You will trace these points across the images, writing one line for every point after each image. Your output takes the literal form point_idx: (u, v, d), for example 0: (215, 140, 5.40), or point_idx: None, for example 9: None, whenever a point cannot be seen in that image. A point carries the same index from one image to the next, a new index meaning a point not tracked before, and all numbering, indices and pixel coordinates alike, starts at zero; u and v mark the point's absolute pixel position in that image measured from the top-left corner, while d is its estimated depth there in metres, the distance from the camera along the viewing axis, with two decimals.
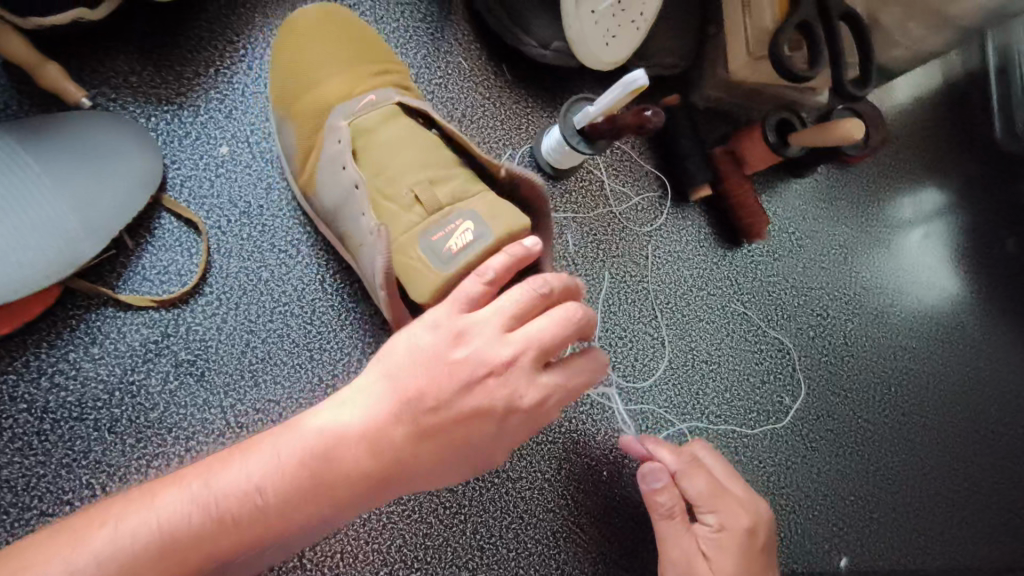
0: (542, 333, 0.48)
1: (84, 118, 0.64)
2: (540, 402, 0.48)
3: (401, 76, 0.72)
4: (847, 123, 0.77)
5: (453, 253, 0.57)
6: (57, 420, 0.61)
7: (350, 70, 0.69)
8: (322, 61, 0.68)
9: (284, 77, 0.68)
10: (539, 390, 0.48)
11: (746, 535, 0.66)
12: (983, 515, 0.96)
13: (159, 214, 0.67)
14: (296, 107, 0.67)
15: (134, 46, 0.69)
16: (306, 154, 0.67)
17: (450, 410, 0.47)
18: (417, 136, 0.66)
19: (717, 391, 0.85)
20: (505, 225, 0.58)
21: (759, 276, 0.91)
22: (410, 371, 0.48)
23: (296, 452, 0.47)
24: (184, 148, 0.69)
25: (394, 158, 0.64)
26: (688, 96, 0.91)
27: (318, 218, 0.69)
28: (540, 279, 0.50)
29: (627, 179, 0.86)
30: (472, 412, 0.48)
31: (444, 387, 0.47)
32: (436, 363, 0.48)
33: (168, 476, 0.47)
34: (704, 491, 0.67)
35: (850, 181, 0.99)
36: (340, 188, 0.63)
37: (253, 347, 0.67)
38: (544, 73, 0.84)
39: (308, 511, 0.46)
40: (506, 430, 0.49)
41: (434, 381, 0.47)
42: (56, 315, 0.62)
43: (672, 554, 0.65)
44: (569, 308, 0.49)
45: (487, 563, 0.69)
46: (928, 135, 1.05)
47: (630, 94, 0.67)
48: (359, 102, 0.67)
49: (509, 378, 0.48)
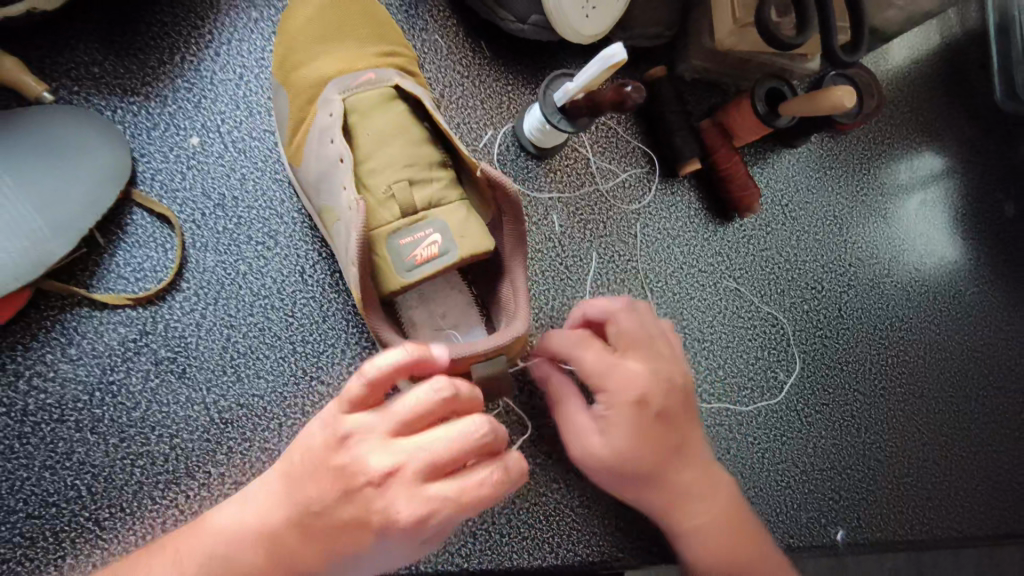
0: (433, 448, 0.43)
1: (47, 115, 0.63)
2: (422, 521, 0.42)
3: (406, 58, 0.69)
4: (840, 90, 0.74)
5: (415, 263, 0.58)
6: (38, 423, 0.60)
7: (350, 49, 0.66)
8: (324, 38, 0.66)
9: (287, 43, 0.67)
10: (421, 507, 0.42)
11: (636, 405, 0.59)
12: (982, 482, 0.95)
13: (131, 210, 0.66)
14: (293, 79, 0.66)
15: (95, 37, 0.67)
16: (296, 123, 0.65)
17: (337, 514, 0.45)
18: (409, 124, 0.64)
19: (710, 369, 0.84)
20: (470, 247, 0.58)
21: (751, 251, 0.89)
22: (303, 469, 0.47)
23: (212, 543, 0.49)
24: (153, 140, 0.67)
25: (380, 146, 0.63)
26: (675, 66, 0.88)
27: (303, 192, 0.67)
28: (463, 425, 0.44)
29: (614, 156, 0.84)
30: (358, 520, 0.44)
31: (326, 487, 0.45)
32: (326, 473, 0.45)
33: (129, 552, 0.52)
34: (594, 360, 0.61)
35: (845, 149, 0.96)
36: (325, 160, 0.61)
37: (234, 342, 0.66)
38: (524, 48, 0.82)
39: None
40: (397, 540, 0.44)
41: (321, 481, 0.45)
42: (31, 316, 0.62)
43: (571, 432, 0.63)
44: (473, 424, 0.44)
45: (480, 549, 0.69)
46: (925, 97, 1.02)
47: (610, 68, 0.64)
48: (357, 78, 0.64)
49: (390, 489, 0.43)
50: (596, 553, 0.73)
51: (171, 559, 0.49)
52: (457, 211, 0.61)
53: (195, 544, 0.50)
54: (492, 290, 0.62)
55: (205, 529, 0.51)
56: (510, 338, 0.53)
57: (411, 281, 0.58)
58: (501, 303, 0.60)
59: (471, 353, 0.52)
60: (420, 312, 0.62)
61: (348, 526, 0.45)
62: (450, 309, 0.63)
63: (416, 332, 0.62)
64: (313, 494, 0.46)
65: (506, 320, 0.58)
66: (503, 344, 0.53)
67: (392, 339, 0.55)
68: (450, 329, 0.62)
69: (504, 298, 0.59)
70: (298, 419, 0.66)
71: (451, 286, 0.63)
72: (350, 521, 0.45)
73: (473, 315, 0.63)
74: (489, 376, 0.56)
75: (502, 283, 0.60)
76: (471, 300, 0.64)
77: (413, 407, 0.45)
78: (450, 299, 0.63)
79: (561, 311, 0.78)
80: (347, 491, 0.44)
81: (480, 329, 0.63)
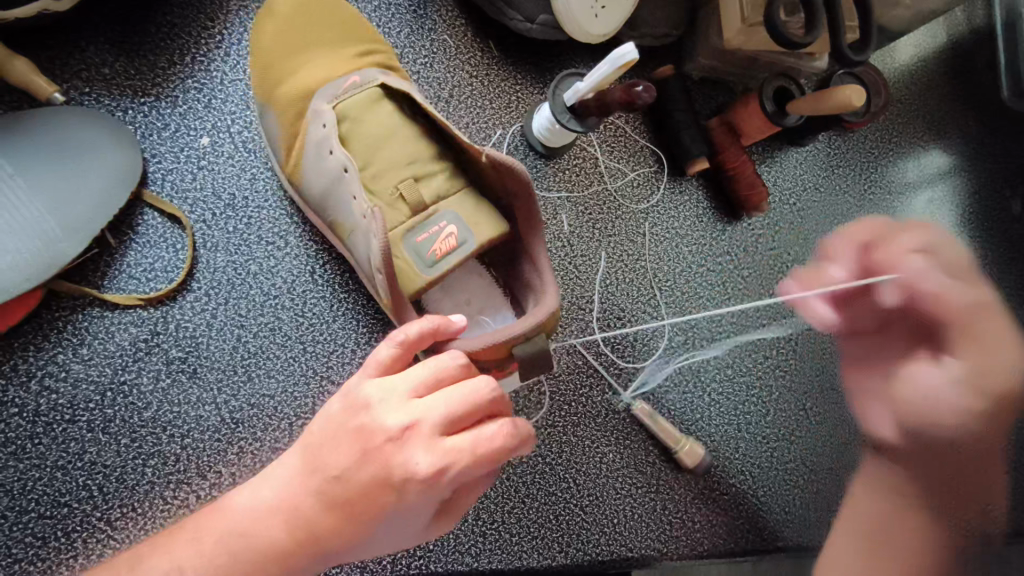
0: (448, 404, 0.45)
1: (57, 115, 0.63)
2: (440, 471, 0.43)
3: (385, 55, 0.69)
4: (848, 89, 0.74)
5: (436, 257, 0.59)
6: (50, 423, 0.60)
7: (330, 56, 0.66)
8: (302, 49, 0.66)
9: (260, 59, 0.66)
10: (439, 459, 0.43)
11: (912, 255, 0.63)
12: None
13: (142, 210, 0.66)
14: (277, 95, 0.65)
15: (106, 37, 0.67)
16: (289, 138, 0.65)
17: (358, 479, 0.45)
18: (401, 123, 0.64)
19: (719, 367, 0.83)
20: (487, 233, 0.59)
21: (760, 249, 0.89)
22: (322, 438, 0.48)
23: (231, 525, 0.48)
24: (164, 140, 0.67)
25: (379, 148, 0.62)
26: (682, 66, 0.88)
27: (306, 206, 0.67)
28: (472, 381, 0.45)
29: (622, 155, 0.84)
30: (378, 481, 0.45)
31: (346, 453, 0.46)
32: (346, 436, 0.46)
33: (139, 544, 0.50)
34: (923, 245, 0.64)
35: (853, 148, 0.96)
36: (329, 173, 0.61)
37: (245, 342, 0.66)
38: (532, 48, 0.82)
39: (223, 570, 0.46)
40: (417, 500, 0.45)
41: (341, 447, 0.46)
42: (43, 317, 0.62)
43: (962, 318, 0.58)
44: (479, 384, 0.45)
45: (490, 548, 0.69)
46: (932, 95, 1.02)
47: (620, 68, 0.64)
48: (341, 85, 0.64)
49: (408, 444, 0.44)
50: (606, 552, 0.73)
51: (190, 539, 0.48)
52: (465, 200, 0.62)
53: (220, 522, 0.48)
54: (514, 270, 0.63)
55: (224, 510, 0.49)
56: (545, 315, 0.55)
57: (435, 277, 0.59)
58: (527, 281, 0.61)
59: (510, 336, 0.53)
60: (447, 302, 0.64)
61: (368, 488, 0.45)
62: (475, 294, 0.64)
63: None
64: (334, 462, 0.46)
65: (536, 298, 0.59)
66: (541, 322, 0.54)
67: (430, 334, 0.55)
68: (481, 314, 0.63)
69: (530, 276, 0.60)
70: (309, 419, 0.66)
71: (471, 273, 0.65)
72: (369, 483, 0.45)
73: (499, 297, 0.65)
74: (531, 358, 0.55)
75: (525, 263, 0.61)
76: (494, 283, 0.65)
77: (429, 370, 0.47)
78: (474, 285, 0.64)
79: (570, 310, 0.78)
80: (366, 451, 0.45)
81: (508, 310, 0.64)
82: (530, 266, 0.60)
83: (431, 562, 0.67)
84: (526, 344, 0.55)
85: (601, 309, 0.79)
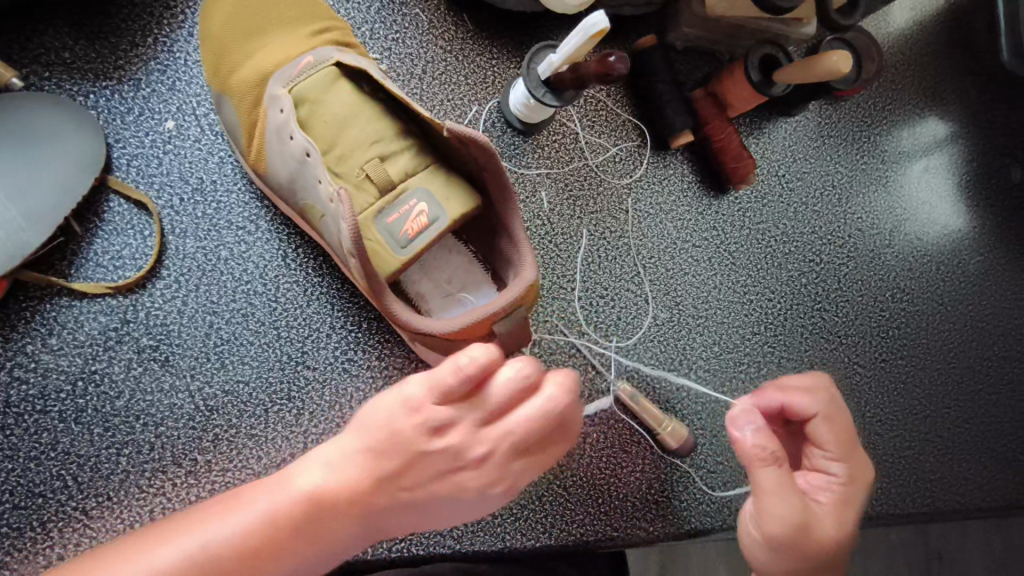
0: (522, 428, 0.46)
1: (17, 102, 0.62)
2: (516, 478, 0.49)
3: (341, 31, 0.67)
4: (835, 56, 0.72)
5: (409, 238, 0.57)
6: (22, 414, 0.60)
7: (286, 37, 0.64)
8: (256, 33, 0.64)
9: (213, 50, 0.64)
10: (516, 477, 0.49)
11: None
12: (983, 453, 0.94)
13: (108, 197, 0.65)
14: (233, 83, 0.63)
15: (64, 19, 0.65)
16: (250, 127, 0.63)
17: (425, 488, 0.48)
18: (361, 102, 0.62)
19: (705, 345, 0.82)
20: (459, 208, 0.58)
21: (747, 225, 0.87)
22: (384, 444, 0.47)
23: (289, 505, 0.47)
24: (128, 125, 0.66)
25: (342, 129, 0.60)
26: (665, 35, 0.85)
27: (273, 193, 0.65)
28: (541, 396, 0.47)
29: (604, 130, 0.82)
30: (447, 491, 0.48)
31: (419, 468, 0.47)
32: (416, 454, 0.47)
33: (192, 513, 0.48)
34: None
35: (844, 116, 0.93)
36: (293, 158, 0.59)
37: (217, 329, 0.65)
38: (508, 19, 0.79)
39: (302, 547, 0.46)
40: (484, 501, 0.50)
41: (411, 462, 0.47)
42: (9, 307, 0.61)
43: None
44: (549, 397, 0.46)
45: (471, 530, 0.68)
46: (928, 59, 0.98)
47: (592, 39, 0.62)
48: (296, 67, 0.62)
49: (483, 468, 0.47)
50: (590, 532, 0.73)
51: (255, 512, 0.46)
52: (434, 176, 0.60)
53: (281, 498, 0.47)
54: (490, 245, 0.62)
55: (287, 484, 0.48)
56: (523, 288, 0.53)
57: (411, 257, 0.58)
58: (505, 256, 0.59)
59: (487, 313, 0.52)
60: (426, 282, 0.63)
61: (435, 501, 0.49)
62: (454, 272, 0.63)
63: (428, 305, 0.62)
64: (398, 471, 0.47)
65: (513, 271, 0.58)
66: (518, 295, 0.53)
67: (405, 317, 0.53)
68: (460, 292, 0.62)
69: (505, 250, 0.59)
70: (285, 405, 0.65)
71: (449, 250, 0.64)
72: (450, 492, 0.48)
73: (478, 273, 0.63)
74: (510, 332, 0.55)
75: (500, 235, 0.59)
76: (472, 259, 0.64)
77: (497, 377, 0.46)
78: (453, 263, 0.63)
79: (551, 290, 0.77)
80: (448, 469, 0.47)
81: (488, 286, 0.62)
82: (505, 239, 0.59)
83: (413, 544, 0.67)
84: (503, 320, 0.53)
85: (583, 288, 0.78)
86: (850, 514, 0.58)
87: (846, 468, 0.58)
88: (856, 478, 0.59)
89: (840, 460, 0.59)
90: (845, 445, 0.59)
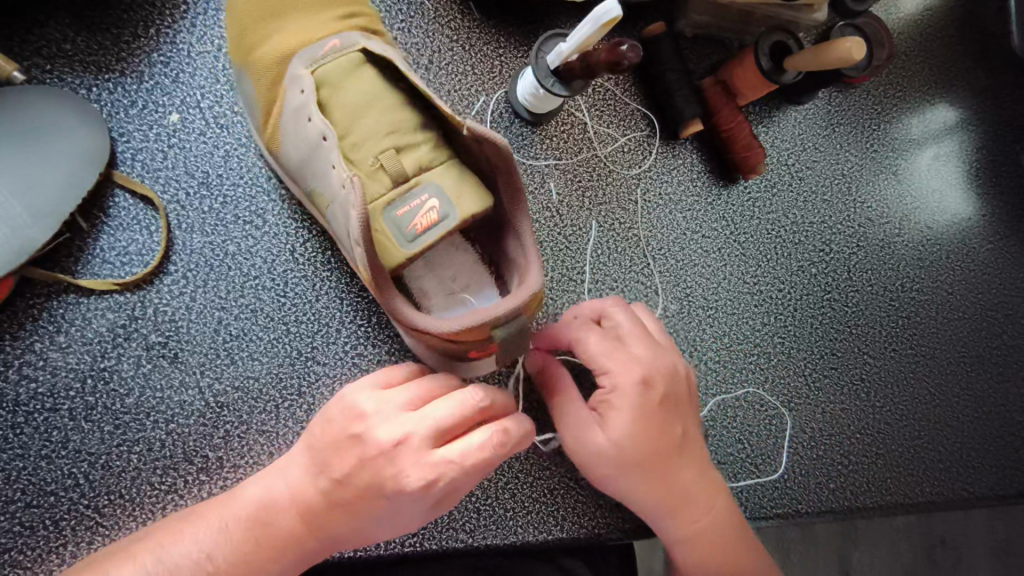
0: (437, 416, 0.49)
1: (19, 96, 0.61)
2: (434, 478, 0.47)
3: (369, 17, 0.66)
4: (848, 42, 0.70)
5: (416, 232, 0.56)
6: (31, 412, 0.60)
7: (308, 19, 0.63)
8: (282, 10, 0.63)
9: (238, 23, 0.63)
10: (433, 473, 0.47)
11: None
12: (992, 442, 0.93)
13: (113, 191, 0.64)
14: (253, 61, 0.62)
15: (65, 10, 0.64)
16: (269, 106, 0.62)
17: (354, 483, 0.49)
18: (383, 89, 0.61)
19: (715, 336, 0.82)
20: (470, 207, 0.57)
21: (756, 214, 0.86)
22: (319, 440, 0.52)
23: (240, 513, 0.51)
24: (132, 118, 0.65)
25: (359, 115, 0.60)
26: (674, 22, 0.84)
27: (286, 176, 0.65)
28: (468, 393, 0.51)
29: (612, 120, 0.81)
30: (369, 487, 0.49)
31: (346, 460, 0.50)
32: (345, 444, 0.50)
33: (164, 527, 0.52)
34: None
35: (853, 104, 0.92)
36: (308, 142, 0.59)
37: (226, 325, 0.64)
38: (515, 7, 0.78)
39: (256, 553, 0.50)
40: (412, 505, 0.49)
41: (339, 454, 0.50)
42: (17, 304, 0.61)
43: None
44: (468, 394, 0.51)
45: (484, 524, 0.68)
46: (939, 44, 0.97)
47: (602, 28, 0.61)
48: (322, 48, 0.61)
49: (399, 457, 0.48)
50: (602, 526, 0.72)
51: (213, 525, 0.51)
52: (446, 173, 0.59)
53: (236, 508, 0.52)
54: (498, 247, 0.61)
55: (244, 496, 0.53)
56: (528, 295, 0.52)
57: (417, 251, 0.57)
58: (511, 259, 0.58)
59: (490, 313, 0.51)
60: (429, 279, 0.62)
61: (364, 501, 0.49)
62: (460, 271, 0.62)
63: (430, 301, 0.61)
64: (329, 465, 0.50)
65: (518, 274, 0.57)
66: (523, 301, 0.52)
67: (410, 309, 0.53)
68: (463, 292, 0.61)
69: (512, 253, 0.58)
70: (295, 401, 0.65)
71: (456, 249, 0.63)
72: (372, 487, 0.49)
73: (484, 274, 0.62)
74: (510, 340, 0.53)
75: (508, 238, 0.58)
76: (478, 261, 0.63)
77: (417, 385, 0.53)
78: (459, 261, 0.62)
79: (560, 283, 0.76)
80: (367, 458, 0.49)
81: (493, 288, 0.62)
82: (512, 242, 0.58)
83: (425, 539, 0.66)
84: (506, 325, 0.52)
85: (592, 280, 0.77)
86: (629, 426, 0.56)
87: (608, 375, 0.57)
88: (620, 384, 0.57)
89: (602, 370, 0.58)
90: (603, 355, 0.58)
